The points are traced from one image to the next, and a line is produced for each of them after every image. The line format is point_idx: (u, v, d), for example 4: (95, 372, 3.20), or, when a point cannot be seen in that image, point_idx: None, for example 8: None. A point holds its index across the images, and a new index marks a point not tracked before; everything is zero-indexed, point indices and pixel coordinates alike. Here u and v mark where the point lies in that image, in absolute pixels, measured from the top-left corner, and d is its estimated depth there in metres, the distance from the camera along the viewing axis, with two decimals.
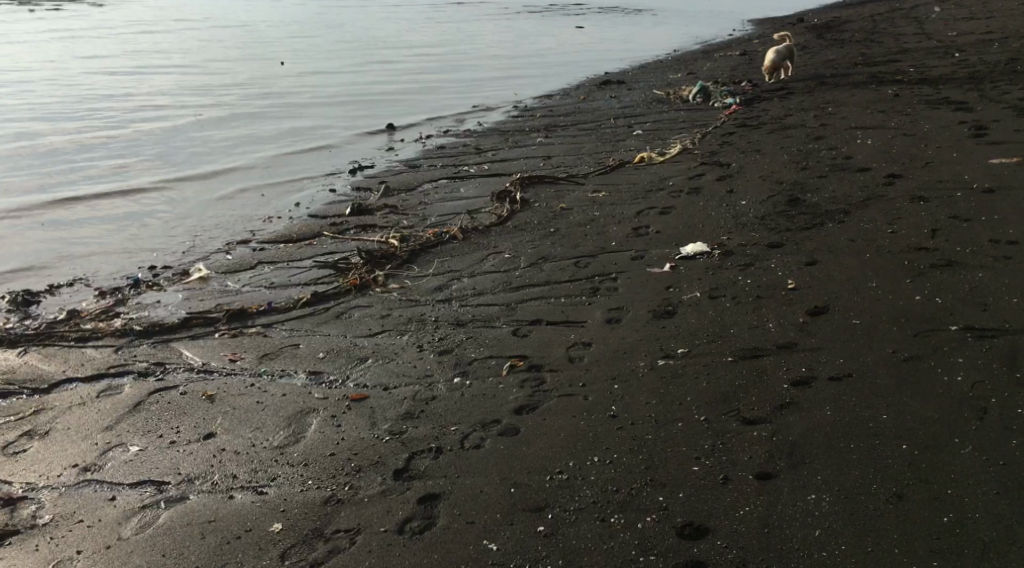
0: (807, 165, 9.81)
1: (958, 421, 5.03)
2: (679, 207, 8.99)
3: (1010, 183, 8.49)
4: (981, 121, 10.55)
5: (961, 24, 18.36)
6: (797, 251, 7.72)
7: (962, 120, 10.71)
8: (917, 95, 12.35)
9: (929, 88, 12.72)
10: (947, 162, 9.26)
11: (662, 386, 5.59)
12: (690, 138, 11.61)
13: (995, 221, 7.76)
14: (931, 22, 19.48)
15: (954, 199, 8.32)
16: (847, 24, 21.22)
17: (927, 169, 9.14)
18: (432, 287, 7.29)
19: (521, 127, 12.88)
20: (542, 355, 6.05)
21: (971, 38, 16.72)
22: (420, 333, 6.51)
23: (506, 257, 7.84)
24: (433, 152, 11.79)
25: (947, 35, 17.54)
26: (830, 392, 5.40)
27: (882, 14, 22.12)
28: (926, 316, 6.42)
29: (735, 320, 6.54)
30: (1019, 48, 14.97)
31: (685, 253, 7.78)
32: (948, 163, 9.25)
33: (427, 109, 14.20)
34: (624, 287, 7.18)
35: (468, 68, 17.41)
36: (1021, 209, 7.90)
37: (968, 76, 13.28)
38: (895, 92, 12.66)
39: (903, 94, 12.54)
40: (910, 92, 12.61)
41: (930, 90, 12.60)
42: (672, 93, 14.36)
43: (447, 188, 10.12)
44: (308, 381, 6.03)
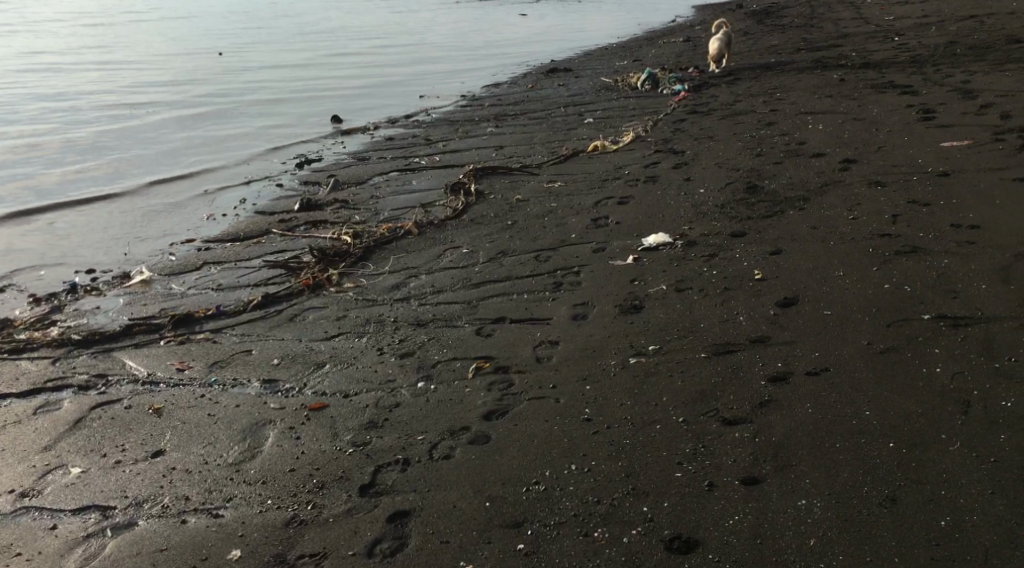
0: (762, 152, 9.65)
1: (943, 417, 4.88)
2: (637, 197, 8.76)
3: (965, 166, 8.40)
4: (929, 104, 10.48)
5: (898, 8, 18.43)
6: (761, 240, 7.54)
7: (910, 103, 10.63)
8: (863, 79, 12.28)
9: (874, 72, 12.67)
10: (900, 147, 9.15)
11: (637, 386, 5.36)
12: (643, 125, 11.41)
13: (955, 205, 7.66)
14: (868, 6, 19.54)
15: (911, 184, 8.21)
16: (786, 9, 21.19)
17: (881, 154, 9.02)
18: (388, 286, 6.99)
19: (469, 117, 12.57)
20: (509, 355, 5.79)
21: (909, 21, 16.74)
22: (378, 335, 6.21)
23: (463, 252, 7.55)
24: (381, 144, 11.44)
25: (885, 19, 17.54)
26: (808, 389, 5.22)
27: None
28: (897, 305, 6.27)
29: (704, 313, 6.33)
30: (957, 31, 15.02)
31: (647, 244, 7.55)
32: (901, 146, 9.15)
33: (372, 103, 13.83)
34: (588, 281, 6.93)
35: (413, 60, 17.06)
36: (979, 193, 7.80)
37: (911, 59, 13.26)
38: (841, 77, 12.58)
39: (849, 78, 12.46)
40: (856, 76, 12.54)
41: (876, 73, 12.52)
42: (620, 80, 14.15)
43: (397, 181, 9.79)
44: (263, 390, 5.71)
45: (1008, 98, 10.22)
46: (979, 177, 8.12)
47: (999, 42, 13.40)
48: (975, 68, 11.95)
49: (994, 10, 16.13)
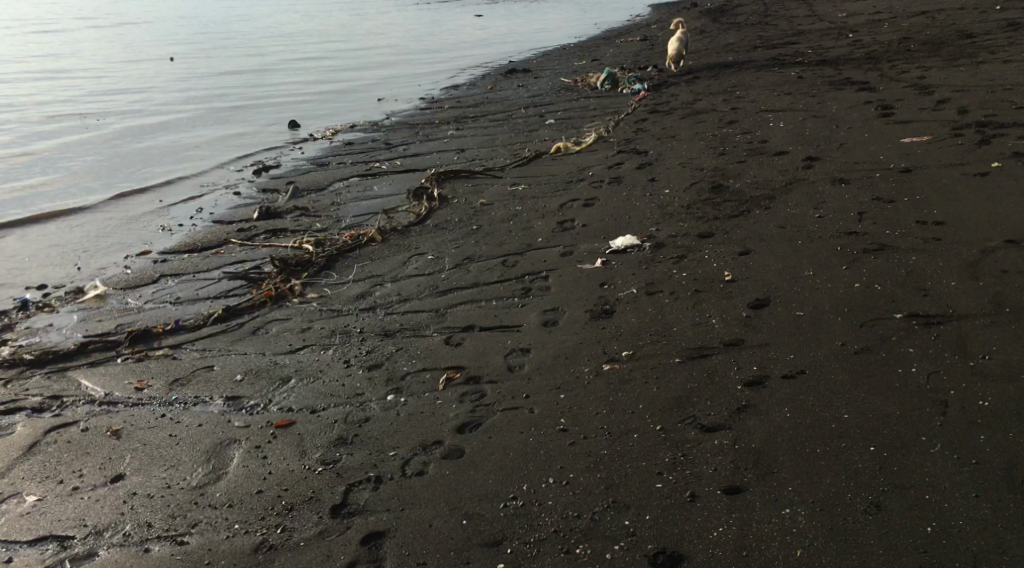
0: (725, 151, 9.58)
1: (921, 418, 4.82)
2: (602, 198, 8.65)
3: (925, 162, 8.38)
4: (887, 100, 10.49)
5: (850, 5, 18.54)
6: (729, 240, 7.46)
7: (868, 100, 10.64)
8: (820, 76, 12.29)
9: (830, 69, 12.68)
10: (861, 143, 9.13)
11: (611, 394, 5.26)
12: (605, 125, 11.31)
13: (918, 202, 7.63)
14: (821, 3, 19.64)
15: (874, 180, 8.18)
16: (740, 7, 21.22)
17: (843, 151, 9.00)
18: (353, 296, 6.83)
19: (429, 120, 12.42)
20: (480, 365, 5.67)
21: (862, 18, 16.80)
22: (345, 346, 6.06)
23: (429, 259, 7.41)
24: (340, 149, 11.26)
25: (838, 16, 17.60)
26: (785, 392, 5.14)
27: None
28: (868, 304, 6.22)
29: (676, 317, 6.24)
30: (910, 26, 15.11)
31: (615, 246, 7.44)
32: (862, 143, 9.14)
33: (330, 107, 13.63)
34: (556, 286, 6.82)
35: (370, 63, 16.86)
36: (941, 188, 7.79)
37: (866, 55, 13.30)
38: (799, 74, 12.58)
39: (806, 75, 12.47)
40: (813, 73, 12.54)
41: (832, 70, 12.53)
42: (579, 80, 14.05)
43: (358, 186, 9.62)
44: (226, 407, 5.53)
45: (964, 93, 10.25)
46: (941, 172, 8.11)
47: (951, 38, 13.47)
48: (929, 64, 11.99)
49: (945, 6, 16.23)
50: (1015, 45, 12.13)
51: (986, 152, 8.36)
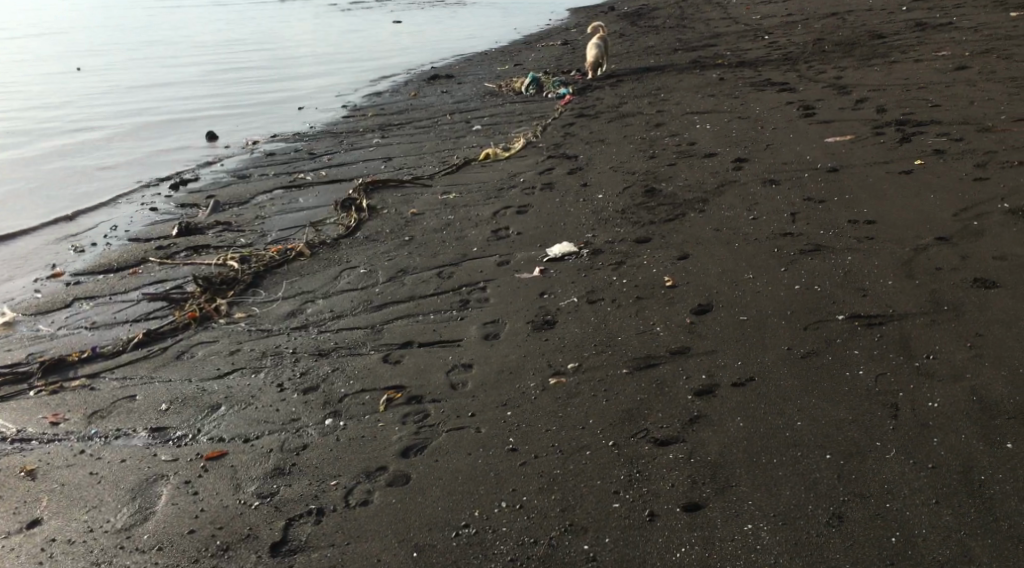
0: (654, 154, 9.48)
1: (874, 423, 4.73)
2: (535, 205, 8.47)
3: (851, 161, 8.39)
4: (809, 100, 10.52)
5: (764, 7, 18.71)
6: (666, 245, 7.33)
7: (791, 100, 10.66)
8: (742, 77, 12.30)
9: (751, 70, 12.71)
10: (788, 144, 9.11)
11: (559, 409, 5.14)
12: (532, 131, 11.15)
13: (849, 201, 7.62)
14: (735, 6, 19.79)
15: (803, 181, 8.14)
16: (655, 11, 21.27)
17: (770, 152, 8.96)
18: (282, 314, 6.58)
19: (353, 128, 12.14)
20: (422, 385, 5.54)
21: (775, 20, 16.94)
22: (277, 369, 5.84)
23: (361, 272, 7.17)
24: (262, 160, 10.93)
25: (752, 18, 17.72)
26: (737, 400, 5.03)
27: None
28: (811, 306, 6.14)
29: (619, 326, 6.09)
30: (825, 27, 15.26)
31: (553, 254, 7.25)
32: (789, 143, 9.12)
33: (251, 117, 13.26)
34: (495, 297, 6.63)
35: (289, 71, 16.47)
36: (870, 188, 7.78)
37: (784, 56, 13.38)
38: (720, 76, 12.59)
39: (728, 77, 12.48)
40: (734, 75, 12.56)
41: (752, 72, 12.56)
42: (502, 86, 13.87)
43: (283, 198, 9.32)
44: (150, 440, 5.32)
45: (882, 92, 10.31)
46: (868, 171, 8.11)
47: (863, 38, 13.63)
48: (846, 64, 12.08)
49: (854, 7, 16.45)
50: (928, 44, 12.28)
51: (909, 149, 8.39)
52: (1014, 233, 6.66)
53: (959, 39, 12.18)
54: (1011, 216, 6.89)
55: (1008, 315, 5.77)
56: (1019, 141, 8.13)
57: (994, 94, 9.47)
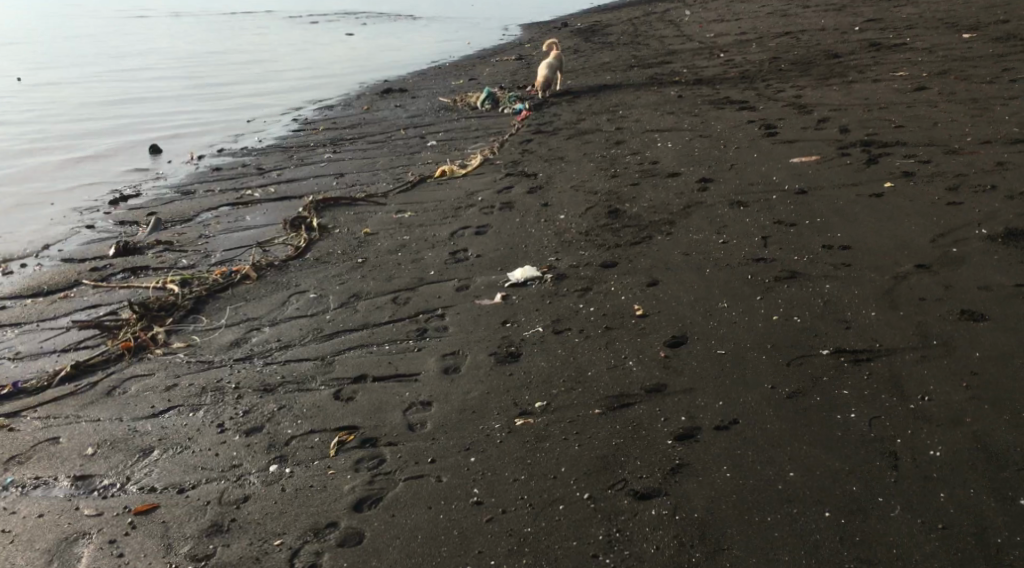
0: (616, 172, 9.03)
1: (873, 474, 4.56)
2: (494, 224, 7.96)
3: (820, 182, 8.01)
4: (770, 120, 10.19)
5: (717, 24, 18.45)
6: (634, 271, 6.78)
7: (754, 119, 10.32)
8: (700, 96, 11.97)
9: (709, 89, 12.37)
10: (753, 164, 8.70)
11: (526, 455, 4.86)
12: (490, 147, 10.69)
13: (821, 224, 7.21)
14: (688, 23, 19.53)
15: (772, 204, 7.72)
16: (608, 27, 20.96)
17: (736, 171, 8.55)
18: (225, 344, 6.06)
19: (304, 142, 11.63)
20: (377, 425, 5.16)
21: (728, 38, 16.69)
22: (217, 407, 5.39)
23: (311, 297, 6.66)
24: (206, 174, 10.38)
25: (705, 36, 17.47)
26: (721, 445, 4.81)
27: (640, 15, 22.04)
28: (791, 339, 5.74)
29: (590, 359, 5.64)
30: (780, 46, 15.01)
31: (514, 279, 6.70)
32: (754, 163, 8.72)
33: (196, 129, 12.67)
34: (454, 325, 6.15)
35: (236, 82, 15.86)
36: (842, 211, 7.41)
37: (741, 75, 13.09)
38: (679, 93, 12.23)
39: (686, 95, 12.13)
40: (692, 93, 12.22)
41: (710, 90, 12.24)
42: (457, 100, 13.40)
43: (229, 216, 8.77)
44: (73, 490, 4.95)
45: (843, 112, 10.03)
46: (839, 194, 7.74)
47: (819, 57, 13.39)
48: (803, 83, 11.80)
49: (807, 27, 16.26)
50: (886, 65, 12.05)
51: (877, 171, 8.07)
52: (997, 261, 6.32)
53: (915, 59, 11.97)
54: (991, 243, 6.55)
55: (1002, 350, 5.44)
56: (989, 164, 7.85)
57: (958, 116, 9.20)
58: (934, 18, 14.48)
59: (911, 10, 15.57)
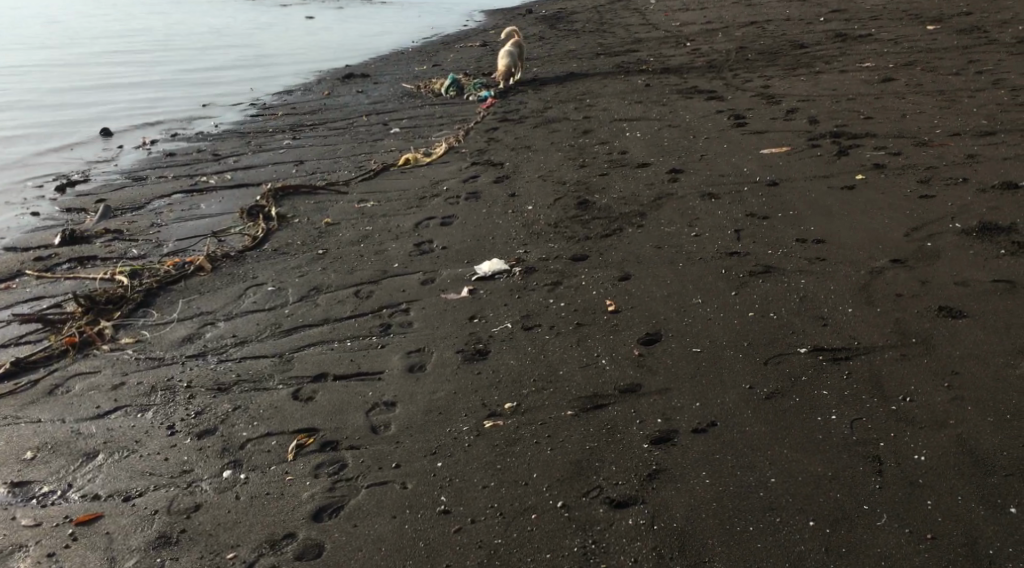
0: (584, 162, 8.80)
1: (856, 480, 4.38)
2: (460, 215, 7.70)
3: (791, 174, 7.83)
4: (739, 110, 10.01)
5: (682, 13, 18.28)
6: (605, 264, 6.55)
7: (723, 109, 10.13)
8: (667, 84, 11.76)
9: (676, 78, 12.17)
10: (723, 155, 8.51)
11: (496, 459, 4.64)
12: (454, 135, 10.41)
13: (794, 217, 7.02)
14: (653, 11, 19.32)
15: (743, 196, 7.52)
16: (573, 15, 20.71)
17: (706, 162, 8.34)
18: (177, 339, 5.77)
19: (263, 128, 11.29)
20: (337, 427, 4.91)
21: (694, 27, 16.49)
22: (168, 407, 5.13)
23: (269, 290, 6.37)
24: (160, 160, 10.02)
25: (670, 24, 17.27)
26: (699, 449, 4.61)
27: (605, 3, 21.81)
28: (768, 336, 5.54)
29: (562, 358, 5.41)
30: (746, 35, 14.85)
31: (481, 272, 6.45)
32: (724, 154, 8.53)
33: (150, 113, 12.28)
34: (419, 320, 5.90)
35: (193, 65, 15.42)
36: (814, 204, 7.22)
37: (708, 64, 12.90)
38: (646, 82, 12.02)
39: (653, 84, 11.91)
40: (660, 81, 12.01)
41: (677, 79, 12.03)
42: (422, 86, 13.09)
43: (183, 204, 8.44)
44: (10, 498, 4.68)
45: (812, 103, 9.87)
46: (811, 186, 7.56)
47: (785, 48, 13.24)
48: (771, 73, 11.63)
49: (772, 16, 16.12)
50: (852, 55, 11.91)
51: (848, 163, 7.89)
52: (972, 256, 6.17)
53: (881, 51, 11.85)
54: (965, 237, 6.40)
55: (981, 349, 5.28)
56: (959, 156, 7.71)
57: (927, 107, 9.07)
58: (899, 10, 14.38)
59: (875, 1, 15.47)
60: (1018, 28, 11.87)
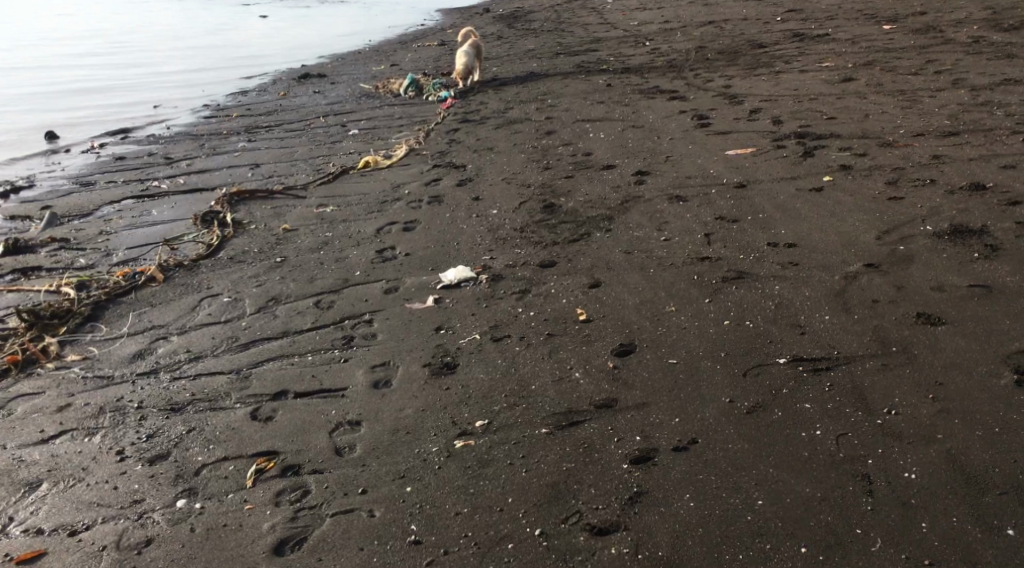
0: (549, 165, 8.57)
1: (847, 501, 4.33)
2: (422, 220, 7.43)
3: (758, 176, 7.59)
4: (702, 110, 9.84)
5: (640, 12, 18.12)
6: (573, 270, 6.25)
7: (685, 109, 9.96)
8: (629, 84, 11.58)
9: (637, 77, 11.99)
10: (688, 156, 8.31)
11: (469, 483, 4.51)
12: (414, 137, 10.15)
13: (764, 220, 6.73)
14: (610, 11, 19.13)
15: (712, 198, 7.26)
16: (530, 14, 20.48)
17: (671, 164, 8.11)
18: (126, 356, 5.49)
19: (216, 130, 10.95)
20: (299, 450, 4.73)
21: (652, 27, 16.33)
22: (118, 430, 4.92)
23: (224, 301, 6.08)
24: (109, 164, 9.66)
25: (629, 24, 17.09)
26: (681, 469, 4.52)
27: (562, 2, 21.60)
28: (745, 347, 5.26)
29: (533, 372, 5.17)
30: (705, 35, 14.69)
31: (447, 280, 6.16)
32: (689, 155, 8.33)
33: (99, 115, 11.88)
34: (384, 332, 5.63)
35: (144, 64, 14.99)
36: (782, 206, 6.93)
37: (669, 64, 12.74)
38: (607, 82, 11.83)
39: (615, 83, 11.73)
40: (621, 81, 11.83)
41: (638, 79, 11.85)
42: (380, 86, 12.80)
43: (134, 210, 8.11)
44: None
45: (774, 103, 9.73)
46: (777, 187, 7.32)
47: (744, 47, 13.10)
48: (732, 73, 11.48)
49: (730, 16, 16.00)
50: (812, 55, 11.80)
51: (814, 164, 7.67)
52: (947, 260, 5.89)
53: (839, 51, 11.75)
54: (937, 240, 6.11)
55: (962, 358, 5.03)
56: (925, 157, 7.50)
57: (889, 108, 8.95)
58: (854, 10, 14.31)
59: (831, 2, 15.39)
60: (974, 27, 11.80)
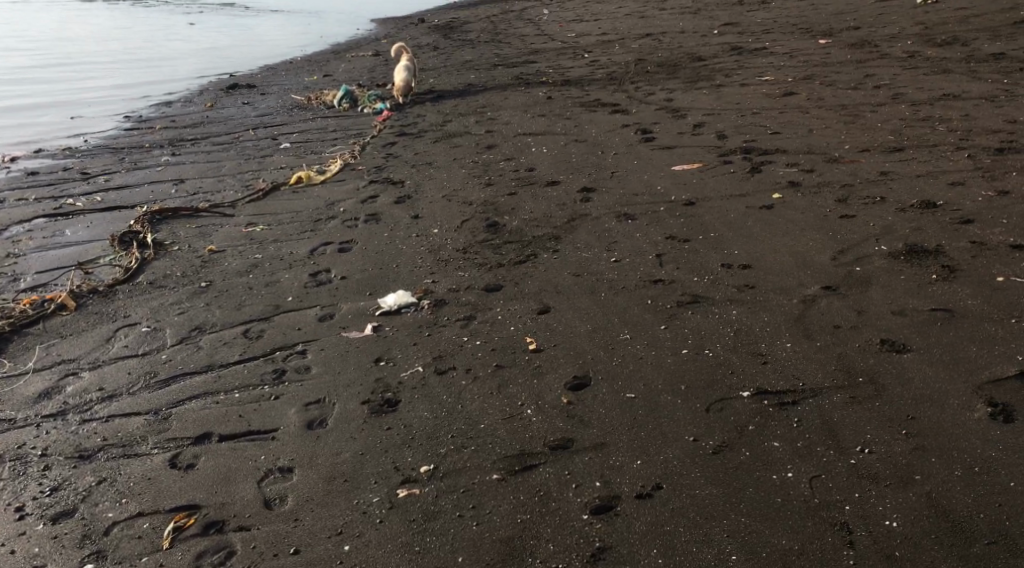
0: (490, 181, 8.19)
1: (825, 554, 4.06)
2: (358, 240, 6.98)
3: (706, 193, 7.28)
4: (645, 124, 9.55)
5: (576, 24, 17.85)
6: (520, 294, 5.87)
7: (628, 123, 9.64)
8: (569, 97, 11.25)
9: (578, 90, 11.67)
10: (634, 171, 7.98)
11: (415, 540, 4.17)
12: (349, 150, 9.70)
13: (716, 240, 6.39)
14: (546, 22, 18.85)
15: (660, 215, 6.92)
16: (465, 24, 20.12)
17: (616, 180, 7.78)
18: (31, 397, 5.03)
19: (138, 142, 10.40)
20: (225, 503, 4.34)
21: (589, 38, 16.06)
22: (20, 482, 4.51)
23: (143, 330, 5.60)
24: (21, 179, 9.07)
25: (566, 35, 16.80)
26: (646, 520, 4.21)
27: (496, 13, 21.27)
28: (706, 379, 4.92)
29: (482, 409, 4.78)
30: (643, 47, 14.46)
31: (386, 305, 5.73)
32: (635, 171, 8.01)
33: (13, 130, 11.25)
34: (319, 364, 5.18)
35: (66, 74, 14.33)
36: (733, 224, 6.60)
37: (610, 76, 12.45)
38: (547, 95, 11.49)
39: (555, 96, 11.39)
40: (561, 94, 11.50)
41: (579, 92, 11.53)
42: (313, 97, 12.30)
43: (47, 229, 7.57)
44: None
45: (718, 117, 9.47)
46: (728, 205, 7.01)
47: (684, 60, 12.87)
48: (673, 86, 11.22)
49: (667, 28, 15.79)
50: (752, 68, 11.60)
51: (762, 181, 7.38)
52: (906, 282, 5.60)
53: (779, 64, 11.56)
54: (894, 261, 5.83)
55: (932, 389, 4.73)
56: (874, 173, 7.25)
57: (834, 122, 8.72)
58: (790, 23, 14.18)
59: (766, 14, 15.26)
60: (909, 41, 11.70)
